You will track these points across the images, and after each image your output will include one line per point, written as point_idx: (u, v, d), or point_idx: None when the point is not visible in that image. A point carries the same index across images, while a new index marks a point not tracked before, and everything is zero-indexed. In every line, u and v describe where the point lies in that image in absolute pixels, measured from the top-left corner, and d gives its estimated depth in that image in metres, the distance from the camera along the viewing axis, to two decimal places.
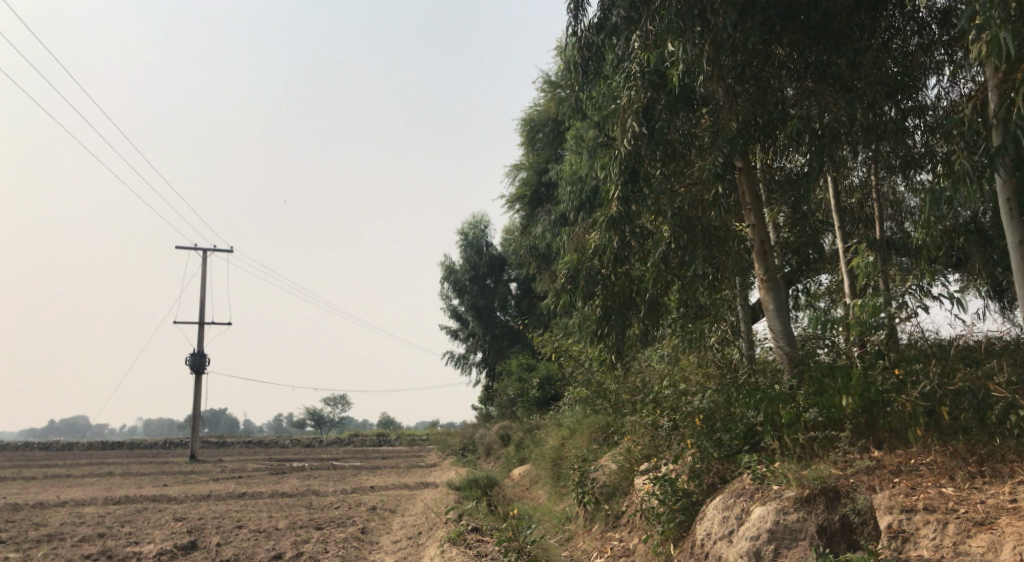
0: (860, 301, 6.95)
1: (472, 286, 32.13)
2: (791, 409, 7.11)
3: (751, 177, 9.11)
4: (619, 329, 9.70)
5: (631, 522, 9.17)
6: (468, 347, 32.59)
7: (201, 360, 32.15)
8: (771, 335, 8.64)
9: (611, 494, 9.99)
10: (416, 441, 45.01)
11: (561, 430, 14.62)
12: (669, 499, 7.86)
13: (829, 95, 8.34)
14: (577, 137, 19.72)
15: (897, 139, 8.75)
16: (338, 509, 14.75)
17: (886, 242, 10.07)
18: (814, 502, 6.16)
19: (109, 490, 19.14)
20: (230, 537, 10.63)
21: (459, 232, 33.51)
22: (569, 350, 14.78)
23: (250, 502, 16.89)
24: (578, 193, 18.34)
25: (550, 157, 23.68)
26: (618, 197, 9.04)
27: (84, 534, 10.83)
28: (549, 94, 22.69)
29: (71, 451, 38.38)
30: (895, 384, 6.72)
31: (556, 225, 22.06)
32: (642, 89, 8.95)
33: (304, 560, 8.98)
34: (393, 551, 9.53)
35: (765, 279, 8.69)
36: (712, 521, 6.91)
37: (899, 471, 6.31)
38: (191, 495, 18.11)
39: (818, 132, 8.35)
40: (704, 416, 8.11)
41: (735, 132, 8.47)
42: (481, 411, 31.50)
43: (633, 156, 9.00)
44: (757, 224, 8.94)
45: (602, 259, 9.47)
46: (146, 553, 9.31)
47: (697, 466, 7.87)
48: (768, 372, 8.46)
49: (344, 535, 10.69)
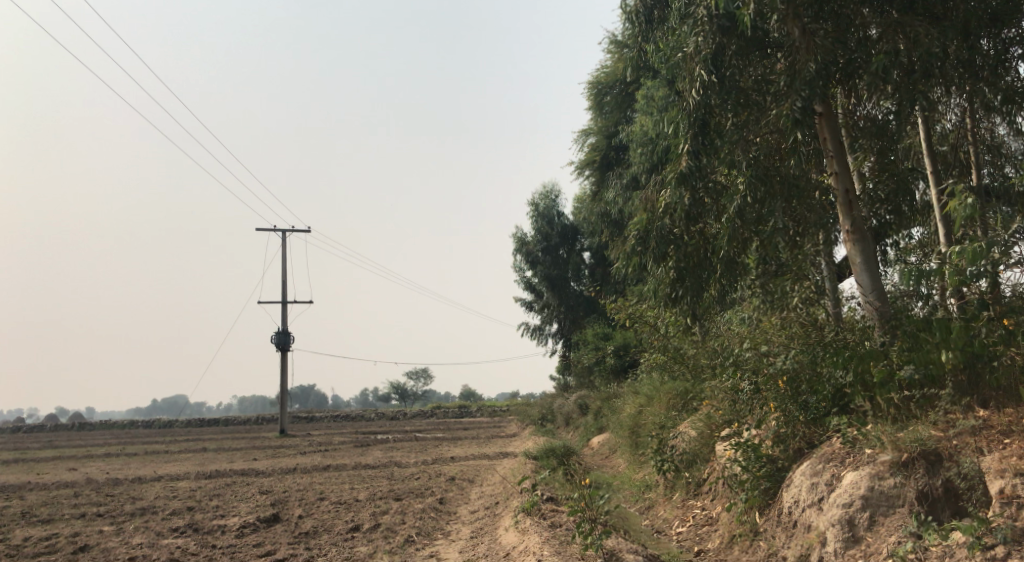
0: (957, 247, 6.32)
1: (545, 257, 31.87)
2: (883, 367, 6.56)
3: (832, 121, 8.45)
4: (695, 291, 9.28)
5: (713, 490, 8.84)
6: (543, 318, 32.38)
7: (283, 339, 33.10)
8: (859, 290, 8.07)
9: (691, 462, 9.68)
10: (496, 412, 45.40)
11: (638, 398, 14.29)
12: (753, 465, 7.54)
13: (920, 26, 7.63)
14: (647, 97, 19.09)
15: (999, 73, 7.96)
16: (418, 480, 14.91)
17: (985, 188, 9.29)
18: (914, 467, 5.69)
19: (202, 465, 19.91)
20: (311, 509, 10.82)
21: (530, 203, 33.19)
22: (644, 316, 14.43)
23: (334, 474, 17.29)
24: (648, 154, 17.84)
25: (619, 120, 23.03)
26: (687, 150, 8.76)
27: (175, 508, 11.22)
28: (616, 54, 21.97)
29: (171, 429, 40.27)
30: (1002, 336, 5.97)
31: (628, 189, 21.55)
32: (710, 35, 8.42)
33: (381, 532, 9.02)
34: (470, 521, 9.48)
35: (850, 231, 8.11)
36: (799, 488, 6.55)
37: (1010, 432, 5.67)
38: (278, 468, 18.66)
39: (908, 68, 7.66)
40: (788, 377, 7.54)
41: (814, 73, 7.88)
42: (558, 381, 31.44)
43: (702, 107, 8.66)
44: (840, 172, 8.33)
45: (674, 217, 9.09)
46: (230, 526, 9.53)
47: (782, 430, 7.52)
48: (856, 329, 7.83)
49: (422, 505, 10.73)
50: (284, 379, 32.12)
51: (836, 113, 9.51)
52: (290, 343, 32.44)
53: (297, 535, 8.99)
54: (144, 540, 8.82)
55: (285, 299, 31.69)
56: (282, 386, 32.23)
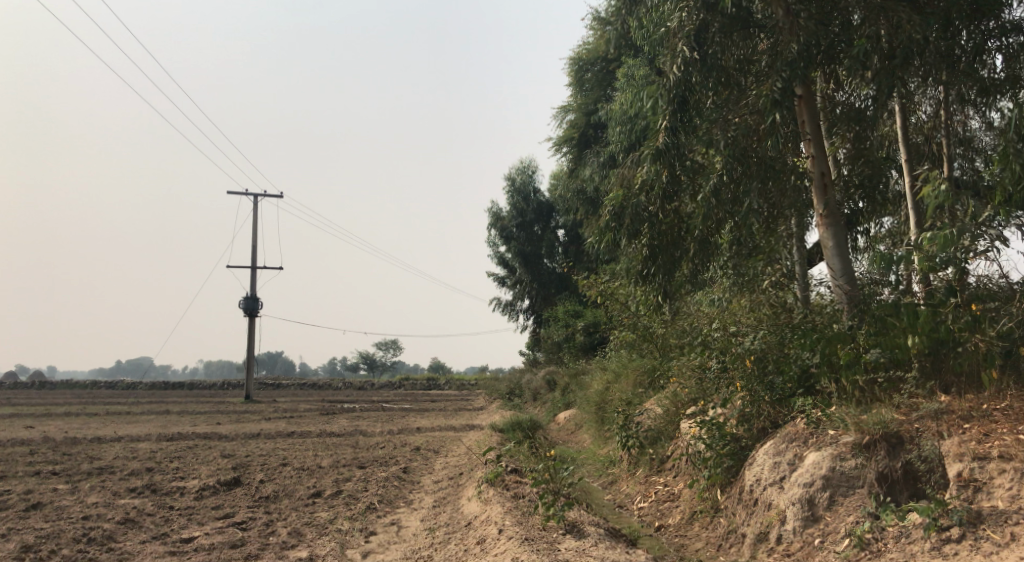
0: (929, 233, 6.33)
1: (519, 232, 31.74)
2: (850, 350, 6.60)
3: (812, 104, 8.41)
4: (667, 269, 9.25)
5: (676, 467, 8.90)
6: (515, 293, 32.35)
7: (251, 304, 32.71)
8: (829, 274, 8.11)
9: (655, 439, 9.72)
10: (464, 385, 45.45)
11: (606, 374, 14.33)
12: (717, 444, 7.59)
13: (903, 11, 7.54)
14: (627, 75, 18.97)
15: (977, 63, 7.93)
16: (383, 449, 14.86)
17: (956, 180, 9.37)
18: (875, 449, 5.75)
19: (164, 428, 19.65)
20: (273, 474, 10.71)
21: (507, 178, 32.99)
22: (615, 293, 14.43)
23: (297, 440, 17.17)
24: (627, 133, 17.76)
25: (598, 97, 22.88)
26: (665, 127, 8.68)
27: (134, 468, 11.04)
28: (598, 31, 21.78)
29: (135, 390, 39.79)
30: (969, 323, 6.00)
31: (604, 167, 21.48)
32: (693, 11, 8.32)
33: (343, 498, 8.95)
34: (433, 491, 9.45)
35: (823, 215, 8.13)
36: (761, 467, 6.59)
37: (970, 416, 5.73)
38: (241, 433, 18.49)
39: (888, 52, 7.58)
40: (755, 357, 7.52)
41: (796, 54, 7.78)
42: (527, 357, 31.49)
43: (683, 84, 8.54)
44: (817, 155, 8.31)
45: (650, 194, 9.01)
46: (189, 488, 9.39)
47: (747, 409, 7.56)
48: (824, 311, 7.86)
49: (385, 474, 10.67)
50: (251, 345, 31.78)
51: (815, 97, 9.49)
52: (258, 309, 32.08)
53: (257, 499, 8.88)
54: (99, 500, 8.66)
55: (255, 263, 31.25)
56: (249, 351, 31.90)
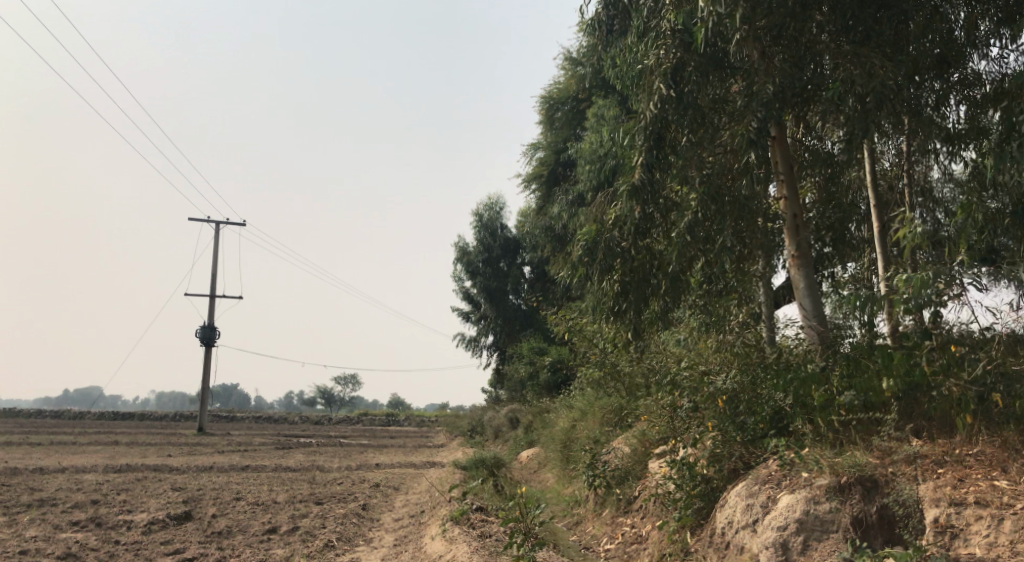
0: (904, 275, 6.38)
1: (485, 268, 31.63)
2: (823, 391, 6.55)
3: (785, 147, 8.52)
4: (638, 306, 9.16)
5: (643, 508, 8.72)
6: (479, 329, 32.15)
7: (209, 333, 31.95)
8: (800, 314, 8.12)
9: (623, 478, 9.56)
10: (424, 422, 44.81)
11: (571, 412, 14.18)
12: (687, 484, 7.47)
13: (876, 58, 7.67)
14: (598, 115, 19.22)
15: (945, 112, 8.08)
16: (341, 485, 14.43)
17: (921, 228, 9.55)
18: (850, 492, 5.66)
19: (112, 459, 18.91)
20: (226, 508, 10.28)
21: (474, 213, 32.98)
22: (583, 330, 14.37)
23: (252, 474, 16.61)
24: (596, 172, 17.92)
25: (568, 137, 23.11)
26: (641, 164, 8.67)
27: (78, 500, 10.50)
28: (569, 71, 22.10)
29: (82, 420, 38.45)
30: (943, 366, 6.04)
31: (573, 205, 21.54)
32: (670, 49, 8.44)
33: (300, 535, 8.59)
34: (394, 528, 9.13)
35: (795, 256, 8.17)
36: (734, 508, 6.45)
37: (944, 461, 5.69)
38: (193, 465, 17.86)
39: (863, 98, 7.68)
40: (727, 397, 7.52)
41: (771, 94, 7.92)
42: (489, 394, 31.16)
43: (660, 120, 8.56)
44: (790, 197, 8.38)
45: (623, 230, 8.98)
46: (137, 522, 8.93)
47: (718, 450, 7.41)
48: (796, 351, 7.80)
49: (344, 510, 10.31)
50: (207, 375, 30.92)
51: (787, 139, 9.62)
52: (216, 338, 31.35)
53: (209, 534, 8.47)
54: (40, 533, 8.17)
55: (215, 292, 30.57)
56: (205, 381, 31.03)
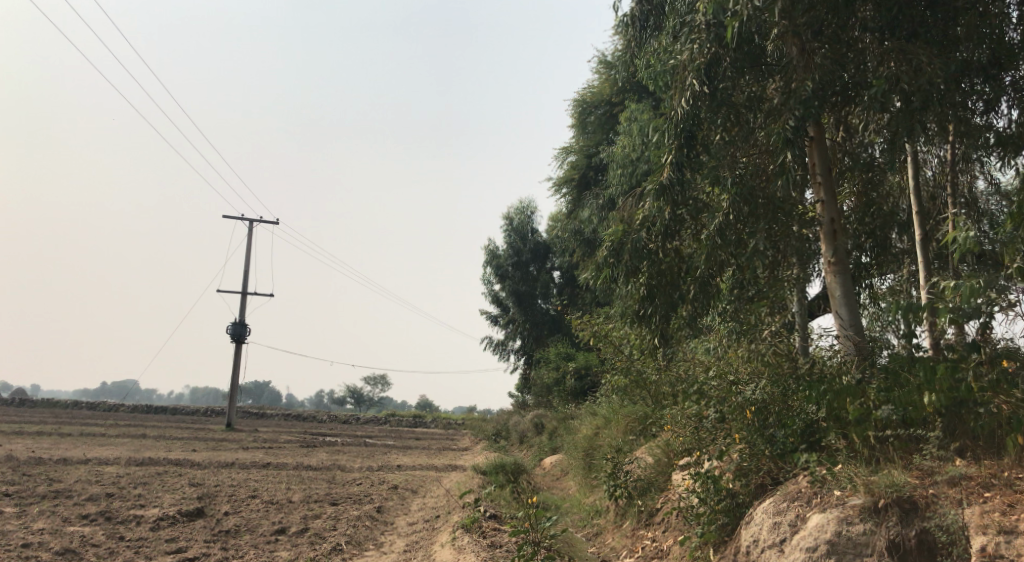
0: (950, 282, 5.96)
1: (514, 272, 31.36)
2: (859, 405, 6.14)
3: (823, 148, 8.06)
4: (665, 311, 8.78)
5: (665, 521, 8.36)
6: (506, 333, 31.88)
7: (238, 331, 32.13)
8: (836, 324, 7.68)
9: (645, 489, 9.21)
10: (450, 425, 44.71)
11: (595, 419, 13.82)
12: (711, 499, 7.11)
13: (924, 53, 7.19)
14: (630, 118, 18.87)
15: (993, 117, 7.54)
16: (359, 486, 14.25)
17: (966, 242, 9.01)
18: (886, 514, 5.30)
19: (137, 452, 19.02)
20: (239, 506, 10.11)
21: (505, 217, 32.75)
22: (609, 336, 14.02)
23: (273, 472, 16.54)
24: (628, 176, 17.55)
25: (600, 141, 22.77)
26: (670, 162, 8.33)
27: (93, 493, 10.41)
28: (604, 74, 21.77)
29: (113, 412, 39.02)
30: (992, 382, 5.58)
31: (603, 209, 21.12)
32: (705, 43, 8.02)
33: (308, 537, 8.36)
34: (406, 533, 8.89)
35: (832, 262, 7.74)
36: (760, 526, 6.08)
37: (992, 484, 5.24)
38: (215, 461, 17.83)
39: (909, 95, 7.17)
40: (756, 408, 7.11)
41: (811, 92, 7.41)
42: (516, 398, 30.86)
43: (691, 117, 8.21)
44: (827, 200, 7.92)
45: (651, 232, 8.64)
46: (146, 518, 8.79)
47: (745, 464, 7.04)
48: (832, 363, 7.38)
49: (358, 512, 10.10)
50: (236, 372, 31.07)
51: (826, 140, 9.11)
52: (245, 335, 31.55)
53: (216, 533, 8.29)
54: (47, 526, 8.06)
55: (246, 290, 30.73)
56: (234, 378, 31.18)
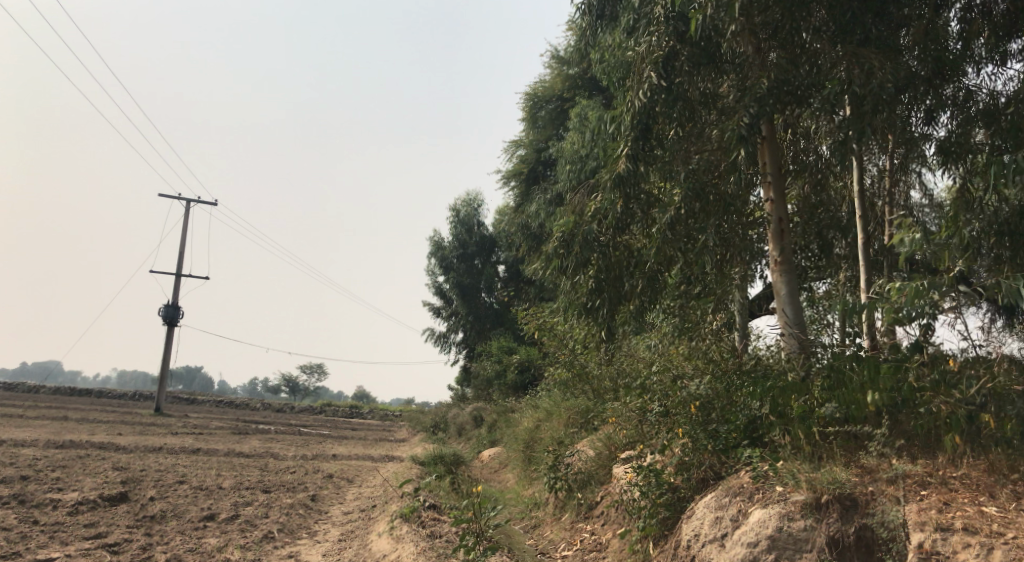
0: (896, 283, 6.04)
1: (459, 263, 31.13)
2: (803, 403, 6.26)
3: (774, 147, 8.09)
4: (613, 304, 8.71)
5: (605, 514, 8.33)
6: (449, 325, 31.65)
7: (172, 313, 31.06)
8: (780, 322, 7.75)
9: (585, 483, 9.17)
10: (388, 416, 44.24)
11: (536, 412, 13.76)
12: (652, 492, 7.04)
13: (877, 58, 7.26)
14: (581, 115, 18.88)
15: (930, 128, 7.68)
16: (292, 474, 13.88)
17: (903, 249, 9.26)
18: (827, 510, 5.34)
19: (58, 434, 18.17)
20: (165, 492, 9.68)
21: (451, 208, 32.47)
22: (554, 329, 13.98)
23: (202, 458, 15.98)
24: (576, 172, 17.57)
25: (550, 136, 22.74)
26: (625, 154, 8.26)
27: (7, 475, 9.84)
28: (556, 68, 21.75)
29: (33, 393, 37.34)
30: (933, 383, 5.70)
31: (551, 204, 21.09)
32: (664, 37, 7.96)
33: (238, 524, 8.05)
34: (341, 522, 8.65)
35: (779, 261, 7.80)
36: (701, 521, 6.07)
37: (928, 483, 5.33)
38: (142, 446, 17.13)
39: (860, 98, 7.24)
40: (701, 403, 7.15)
41: (766, 90, 7.46)
42: (455, 390, 30.66)
43: (647, 110, 8.15)
44: (777, 200, 7.98)
45: (602, 224, 8.58)
46: (64, 502, 8.32)
47: (687, 458, 7.04)
48: (776, 360, 7.45)
49: (291, 500, 9.79)
50: (167, 356, 30.03)
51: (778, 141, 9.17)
52: (179, 317, 30.51)
53: (140, 519, 7.90)
54: None
55: (181, 272, 29.67)
56: (165, 361, 30.12)
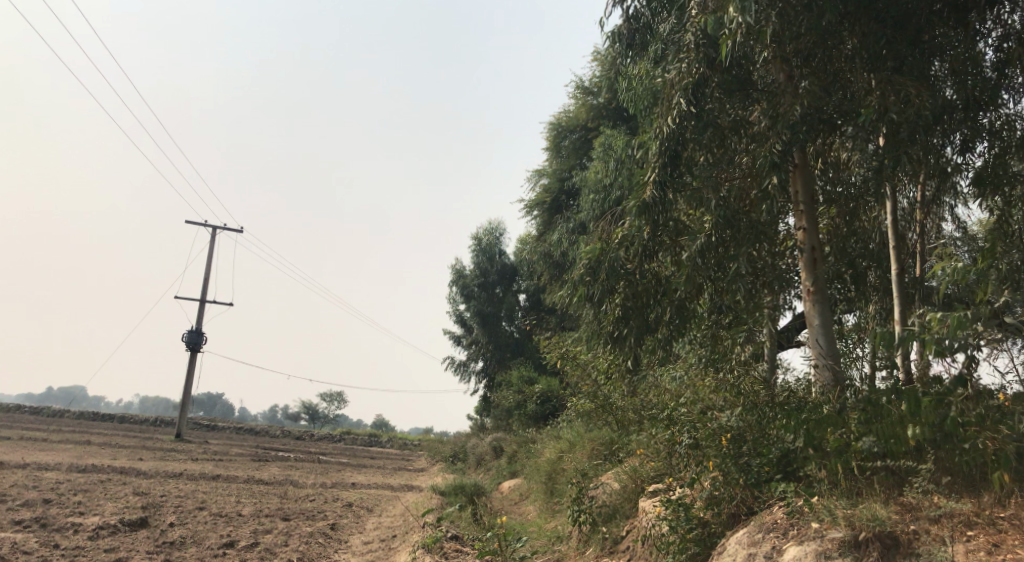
0: (937, 314, 5.88)
1: (480, 293, 31.10)
2: (839, 436, 6.03)
3: (806, 175, 8.00)
4: (640, 333, 8.58)
5: (631, 549, 8.13)
6: (469, 354, 31.53)
7: (196, 338, 31.27)
8: (811, 354, 7.58)
9: (610, 516, 8.98)
10: (407, 445, 44.00)
11: (558, 443, 13.56)
12: (681, 526, 6.86)
13: (913, 84, 7.16)
14: (606, 144, 18.90)
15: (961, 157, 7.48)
16: (312, 502, 13.75)
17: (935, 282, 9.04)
18: (867, 549, 5.15)
19: (80, 458, 18.24)
20: (186, 518, 9.61)
21: (473, 237, 32.54)
22: (577, 359, 13.83)
23: (222, 485, 15.91)
24: (600, 201, 17.52)
25: (573, 165, 22.74)
26: (653, 181, 8.20)
27: (29, 498, 9.83)
28: (580, 98, 21.84)
29: (58, 416, 37.71)
30: (979, 417, 5.51)
31: (574, 233, 21.02)
32: (694, 63, 7.90)
33: (258, 552, 7.94)
34: (361, 552, 8.51)
35: (811, 291, 7.65)
36: (733, 557, 5.88)
37: (975, 522, 5.11)
38: (162, 471, 17.12)
39: (896, 124, 7.13)
40: (733, 435, 6.98)
41: (798, 117, 7.37)
42: (475, 421, 30.38)
43: (676, 137, 8.10)
44: (809, 229, 7.85)
45: (629, 251, 8.50)
46: (85, 526, 8.27)
47: (717, 492, 6.85)
48: (808, 392, 7.27)
49: (312, 529, 9.68)
50: (189, 381, 30.17)
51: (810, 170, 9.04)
52: (202, 343, 30.71)
53: (160, 544, 7.82)
54: None
55: (205, 298, 29.94)
56: (187, 387, 30.26)
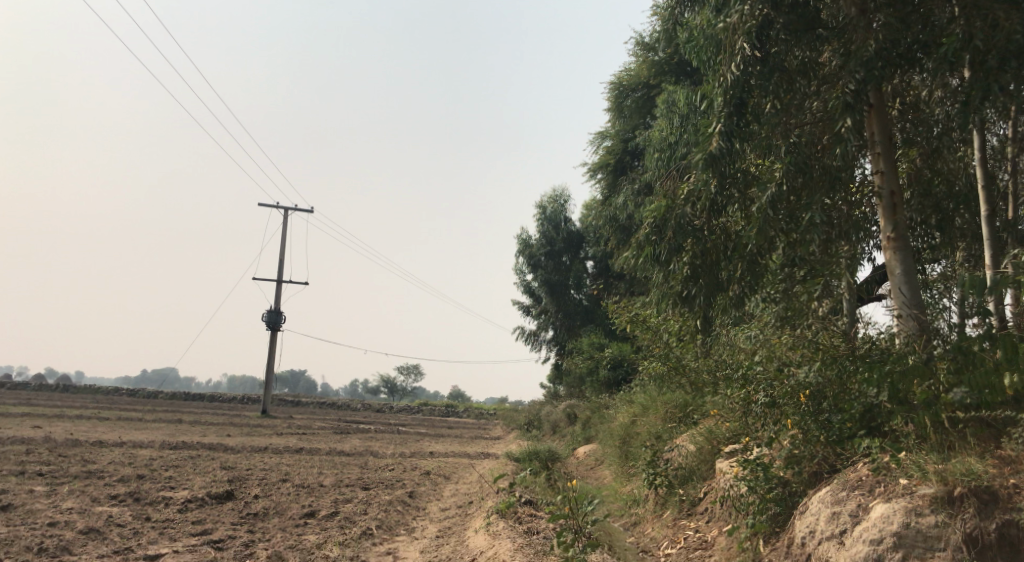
0: None
1: (547, 261, 30.96)
2: (928, 387, 5.77)
3: (882, 115, 7.53)
4: (710, 292, 8.28)
5: (710, 511, 7.95)
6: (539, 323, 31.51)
7: (274, 318, 32.29)
8: (894, 303, 7.20)
9: (686, 479, 8.81)
10: (482, 414, 44.54)
11: (631, 408, 13.40)
12: (761, 487, 6.67)
13: (1001, 8, 6.61)
14: (669, 102, 18.33)
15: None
16: (391, 472, 14.03)
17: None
18: (962, 505, 4.89)
19: (173, 436, 19.12)
20: (269, 490, 9.93)
21: (538, 205, 32.35)
22: (647, 322, 13.59)
23: (304, 458, 16.41)
24: (665, 161, 17.05)
25: (637, 125, 22.23)
26: (719, 131, 7.85)
27: (124, 474, 10.33)
28: (641, 56, 21.22)
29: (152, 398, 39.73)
30: None
31: (640, 195, 20.58)
32: (757, 4, 7.50)
33: (337, 521, 8.13)
34: (438, 519, 8.61)
35: (891, 238, 7.23)
36: (816, 516, 5.66)
37: None
38: (248, 446, 17.77)
39: (982, 53, 6.61)
40: (811, 392, 6.69)
41: (873, 53, 6.93)
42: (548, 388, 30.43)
43: (741, 85, 7.74)
44: (887, 172, 7.41)
45: (696, 206, 8.23)
46: (175, 499, 8.63)
47: (797, 451, 6.62)
48: (892, 343, 6.92)
49: (389, 497, 9.86)
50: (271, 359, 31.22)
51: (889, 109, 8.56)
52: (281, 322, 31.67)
53: (244, 516, 8.10)
54: (76, 505, 7.96)
55: (281, 279, 30.84)
56: (268, 366, 31.25)
